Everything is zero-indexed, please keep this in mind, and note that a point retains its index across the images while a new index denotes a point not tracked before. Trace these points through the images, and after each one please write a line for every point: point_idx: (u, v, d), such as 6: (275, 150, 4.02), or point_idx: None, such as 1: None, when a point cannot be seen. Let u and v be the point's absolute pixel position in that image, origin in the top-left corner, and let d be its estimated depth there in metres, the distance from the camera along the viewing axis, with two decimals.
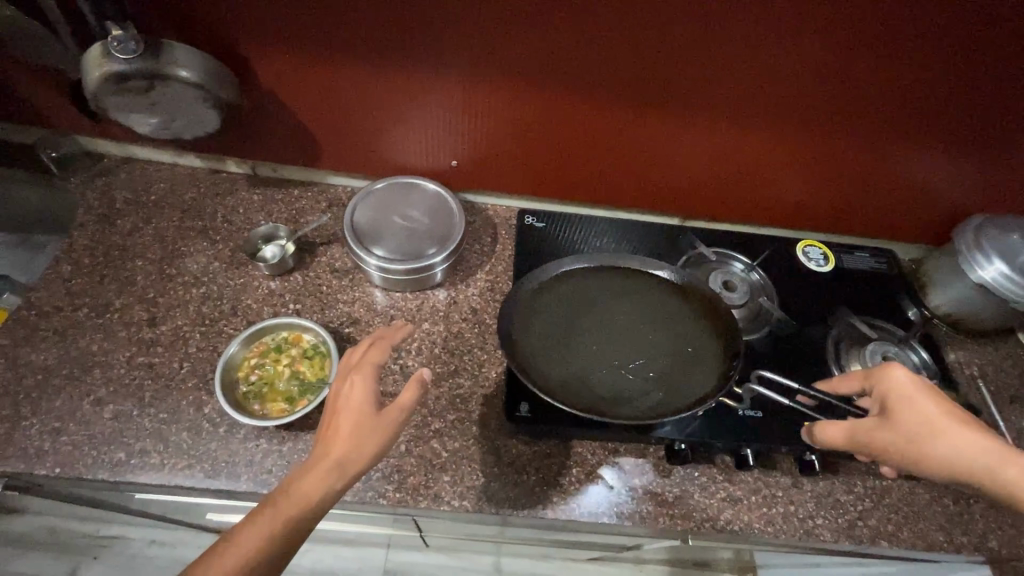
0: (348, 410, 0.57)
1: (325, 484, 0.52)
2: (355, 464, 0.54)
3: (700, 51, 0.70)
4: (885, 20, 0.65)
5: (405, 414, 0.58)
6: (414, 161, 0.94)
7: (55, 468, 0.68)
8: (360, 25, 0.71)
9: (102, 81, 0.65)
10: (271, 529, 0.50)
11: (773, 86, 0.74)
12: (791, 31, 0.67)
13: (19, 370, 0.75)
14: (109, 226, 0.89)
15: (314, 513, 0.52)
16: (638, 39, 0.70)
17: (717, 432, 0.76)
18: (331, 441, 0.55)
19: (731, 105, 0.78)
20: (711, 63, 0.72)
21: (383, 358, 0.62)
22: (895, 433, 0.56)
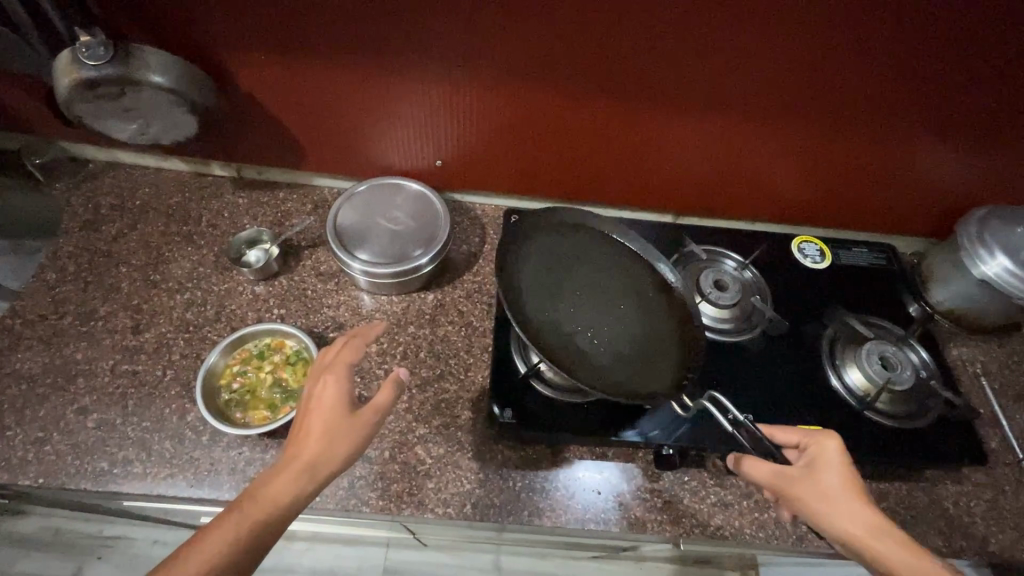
0: (319, 411, 0.56)
1: (292, 488, 0.52)
2: (327, 466, 0.54)
3: (686, 42, 0.68)
4: (871, 8, 0.62)
5: (380, 416, 0.58)
6: (399, 161, 0.92)
7: (40, 478, 0.68)
8: (335, 24, 0.69)
9: (72, 88, 0.64)
10: (235, 535, 0.48)
11: (758, 78, 0.72)
12: (775, 22, 0.65)
13: (5, 379, 0.75)
14: (94, 232, 0.89)
15: (284, 516, 0.51)
16: (616, 33, 0.67)
17: (710, 436, 0.73)
18: (301, 444, 0.54)
19: (721, 97, 0.75)
20: (698, 54, 0.69)
21: (356, 357, 0.60)
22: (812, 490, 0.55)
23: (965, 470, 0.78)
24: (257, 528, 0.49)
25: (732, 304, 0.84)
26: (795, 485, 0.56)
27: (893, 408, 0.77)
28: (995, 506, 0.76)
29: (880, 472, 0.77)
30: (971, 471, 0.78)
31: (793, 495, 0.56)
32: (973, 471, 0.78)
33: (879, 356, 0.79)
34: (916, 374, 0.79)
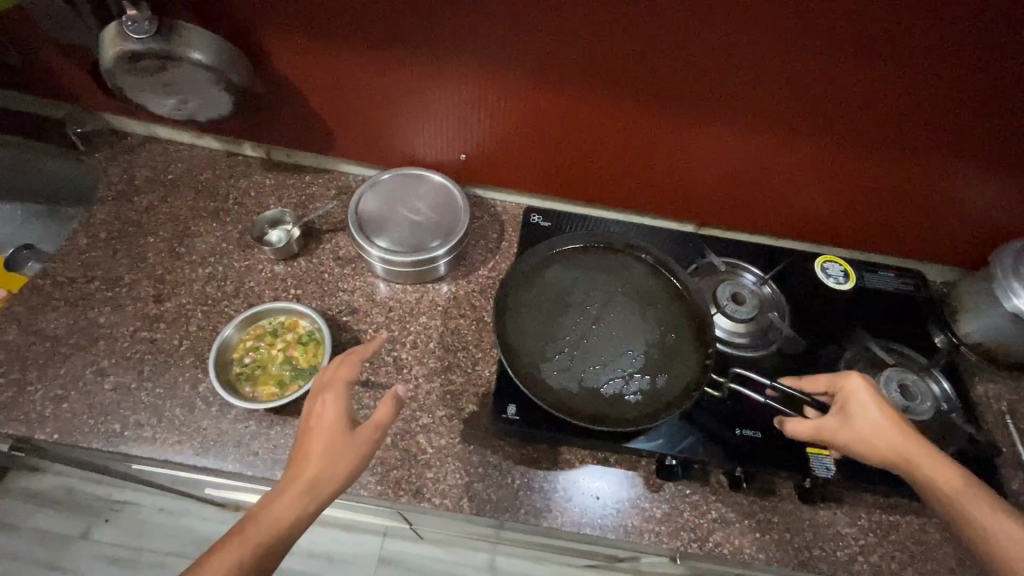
0: (319, 431, 0.57)
1: (295, 510, 0.52)
2: (326, 487, 0.54)
3: (725, 49, 0.67)
4: (907, 34, 0.62)
5: (381, 431, 0.59)
6: (425, 153, 0.93)
7: (55, 434, 0.70)
8: (371, 16, 0.71)
9: (115, 59, 0.66)
10: (237, 559, 0.49)
11: (787, 93, 0.71)
12: (806, 40, 0.64)
13: (31, 336, 0.77)
14: (127, 203, 0.92)
15: (287, 537, 0.52)
16: (645, 41, 0.68)
17: (715, 450, 0.72)
18: (302, 465, 0.55)
19: (751, 108, 0.74)
20: (733, 65, 0.68)
21: (353, 375, 0.61)
22: (850, 434, 0.60)
23: None
24: (258, 552, 0.50)
25: (748, 319, 0.81)
26: (839, 432, 0.60)
27: None
28: None
29: (892, 503, 0.74)
30: None
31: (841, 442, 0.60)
32: None
33: (898, 384, 0.77)
34: (935, 406, 0.77)
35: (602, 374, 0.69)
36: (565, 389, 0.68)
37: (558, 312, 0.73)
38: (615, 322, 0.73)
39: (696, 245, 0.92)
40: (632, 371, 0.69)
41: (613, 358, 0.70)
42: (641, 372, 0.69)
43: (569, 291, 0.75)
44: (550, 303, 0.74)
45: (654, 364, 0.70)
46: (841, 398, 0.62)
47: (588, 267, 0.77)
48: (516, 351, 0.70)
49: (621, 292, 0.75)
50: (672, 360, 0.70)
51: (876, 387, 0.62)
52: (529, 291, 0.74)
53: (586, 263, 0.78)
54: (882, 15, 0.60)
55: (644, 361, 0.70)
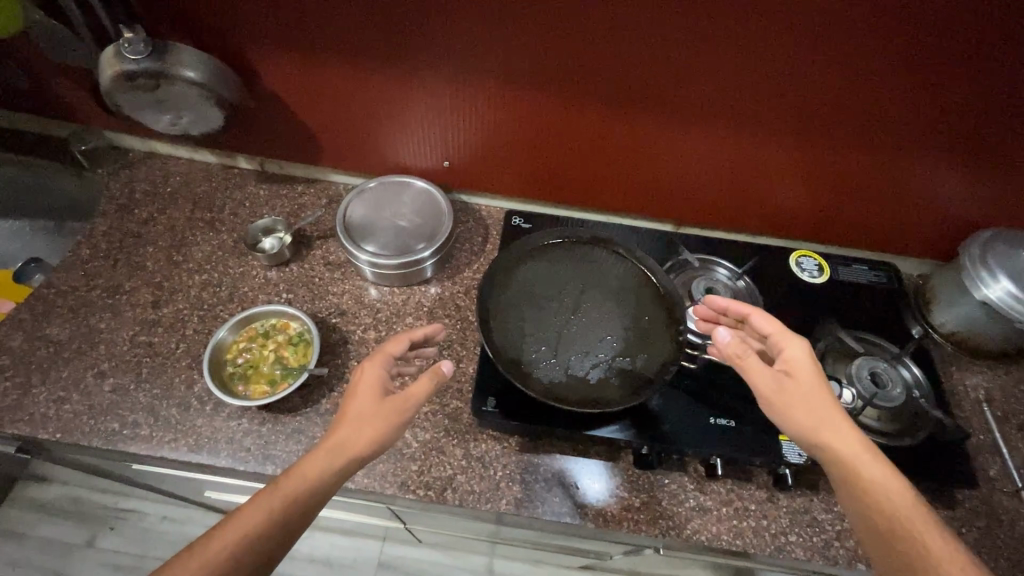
0: (358, 395, 0.61)
1: (326, 465, 0.55)
2: (357, 449, 0.57)
3: (697, 51, 0.70)
4: (849, 34, 0.65)
5: (412, 401, 0.61)
6: (413, 162, 0.97)
7: (57, 434, 0.73)
8: (350, 33, 0.75)
9: (114, 79, 0.71)
10: (271, 505, 0.52)
11: (745, 93, 0.74)
12: (755, 43, 0.68)
13: (36, 342, 0.81)
14: (128, 215, 0.96)
15: (318, 491, 0.55)
16: (605, 48, 0.71)
17: (689, 439, 0.74)
18: (339, 424, 0.59)
19: (712, 109, 0.77)
20: (690, 67, 0.72)
21: (397, 351, 0.66)
22: (790, 397, 0.59)
23: (957, 494, 0.76)
24: (292, 502, 0.53)
25: None
26: (781, 395, 0.60)
27: (882, 425, 0.76)
28: (989, 535, 0.73)
29: None
30: (964, 496, 0.76)
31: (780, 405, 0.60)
32: (968, 497, 0.76)
33: (869, 371, 0.79)
34: (907, 393, 0.78)
35: (578, 364, 0.71)
36: (544, 378, 0.70)
37: (535, 306, 0.75)
38: (591, 311, 0.75)
39: (673, 243, 0.95)
40: (608, 357, 0.71)
41: (590, 348, 0.72)
42: (615, 357, 0.72)
43: (545, 286, 0.77)
44: (526, 298, 0.76)
45: (629, 351, 0.72)
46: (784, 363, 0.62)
47: (565, 262, 0.80)
48: (497, 345, 0.72)
49: (595, 285, 0.78)
50: (646, 345, 0.73)
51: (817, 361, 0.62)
52: (507, 288, 0.77)
53: (563, 258, 0.80)
54: (844, 15, 0.63)
55: (620, 348, 0.72)
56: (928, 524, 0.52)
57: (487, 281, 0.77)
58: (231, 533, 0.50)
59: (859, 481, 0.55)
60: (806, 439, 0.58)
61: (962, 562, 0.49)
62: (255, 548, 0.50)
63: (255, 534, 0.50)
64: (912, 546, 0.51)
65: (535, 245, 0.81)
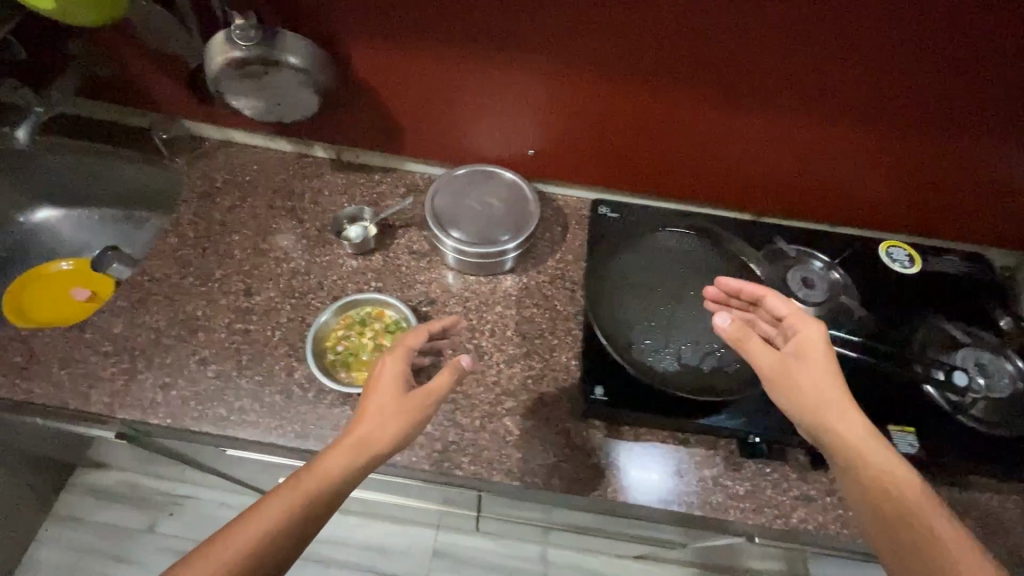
0: (378, 391, 0.61)
1: (348, 463, 0.56)
2: (378, 446, 0.58)
3: (806, 34, 0.69)
4: (969, 15, 0.64)
5: (435, 397, 0.63)
6: (497, 152, 0.96)
7: (168, 418, 0.74)
8: (449, 17, 0.75)
9: (223, 66, 0.71)
10: (293, 503, 0.53)
11: (848, 77, 0.73)
12: (868, 24, 0.67)
13: (136, 328, 0.82)
14: (211, 203, 0.96)
15: (336, 490, 0.55)
16: (710, 31, 0.70)
17: (796, 428, 0.74)
18: (360, 422, 0.59)
19: (812, 94, 0.76)
20: (795, 51, 0.71)
21: (418, 344, 0.67)
22: (806, 379, 0.60)
23: None
24: (313, 500, 0.54)
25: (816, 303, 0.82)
26: (796, 374, 0.60)
27: (988, 416, 0.76)
28: None
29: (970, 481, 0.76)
30: None
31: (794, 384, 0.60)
32: None
33: (974, 363, 0.79)
34: (1014, 385, 0.78)
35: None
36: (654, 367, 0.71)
37: None
38: None
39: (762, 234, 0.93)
40: None
41: None
42: None
43: None
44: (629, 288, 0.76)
45: None
46: (800, 342, 0.63)
47: None
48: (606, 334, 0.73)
49: None
50: None
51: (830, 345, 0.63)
52: None
53: None
54: None
55: None
56: (935, 512, 0.53)
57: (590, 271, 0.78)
58: (248, 532, 0.50)
59: (865, 462, 0.56)
60: (814, 420, 0.58)
61: (968, 549, 0.51)
62: (273, 550, 0.51)
63: (272, 535, 0.51)
64: (916, 532, 0.53)
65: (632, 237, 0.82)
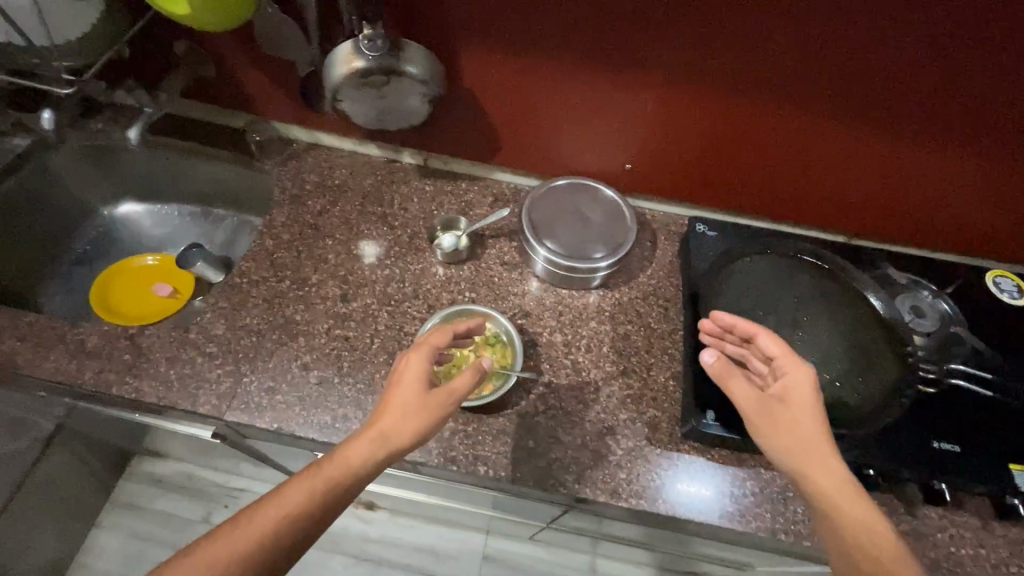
0: (401, 385, 0.60)
1: (366, 455, 0.55)
2: (400, 439, 0.57)
3: (936, 59, 0.67)
4: None
5: (454, 396, 0.61)
6: (593, 165, 0.95)
7: (274, 423, 0.75)
8: (567, 31, 0.74)
9: (348, 76, 0.71)
10: (311, 487, 0.52)
11: (978, 103, 0.71)
12: (1010, 51, 0.64)
13: (238, 331, 0.82)
14: (302, 206, 0.97)
15: (353, 482, 0.54)
16: (837, 53, 0.69)
17: (911, 462, 0.71)
18: (381, 415, 0.58)
19: (936, 119, 0.74)
20: (926, 74, 0.69)
21: (442, 340, 0.66)
22: (789, 424, 0.57)
23: None
24: (333, 486, 0.53)
25: (927, 333, 0.78)
26: (776, 420, 0.57)
27: None
28: None
29: None
30: None
31: (768, 429, 0.57)
32: None
33: None
34: None
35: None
36: None
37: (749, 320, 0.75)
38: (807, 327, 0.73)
39: (867, 259, 0.91)
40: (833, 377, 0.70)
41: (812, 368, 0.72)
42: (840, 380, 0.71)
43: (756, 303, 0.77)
44: (739, 312, 0.77)
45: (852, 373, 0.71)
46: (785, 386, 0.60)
47: (773, 276, 0.78)
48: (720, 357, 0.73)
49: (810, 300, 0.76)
50: (874, 367, 0.70)
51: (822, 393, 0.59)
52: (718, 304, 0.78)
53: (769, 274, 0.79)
54: None
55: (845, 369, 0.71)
56: None
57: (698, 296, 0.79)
58: (264, 520, 0.49)
59: (840, 516, 0.52)
60: (796, 469, 0.55)
61: None
62: (278, 541, 0.49)
63: (285, 524, 0.50)
64: None
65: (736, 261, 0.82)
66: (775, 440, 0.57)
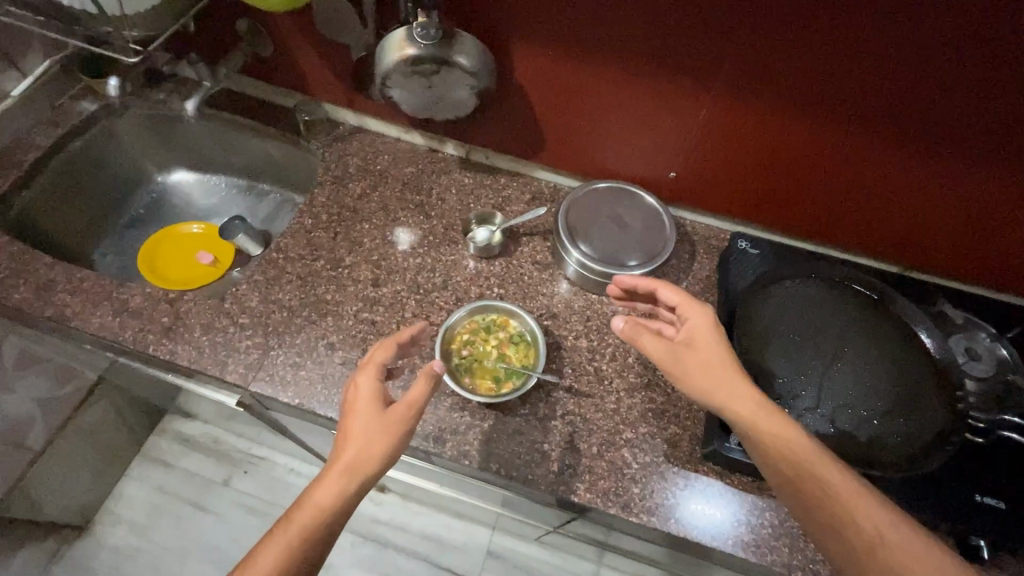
0: (355, 414, 0.61)
1: (336, 492, 0.56)
2: (366, 468, 0.58)
3: (1010, 89, 0.62)
4: None
5: (412, 408, 0.61)
6: (635, 170, 0.93)
7: (296, 398, 0.77)
8: (616, 35, 0.73)
9: (399, 63, 0.71)
10: (289, 543, 0.53)
11: None
12: None
13: (271, 305, 0.84)
14: (342, 188, 0.98)
15: (330, 521, 0.55)
16: (902, 76, 0.65)
17: (950, 511, 0.67)
18: (342, 448, 0.58)
19: (1007, 153, 0.68)
20: (999, 107, 0.64)
21: (385, 359, 0.66)
22: (694, 362, 0.61)
23: None
24: (311, 534, 0.54)
25: (979, 377, 0.71)
26: (682, 363, 0.62)
27: None
28: None
29: None
30: None
31: (680, 372, 0.62)
32: None
33: None
34: None
35: (845, 418, 0.66)
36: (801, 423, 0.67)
37: (788, 346, 0.71)
38: (848, 359, 0.69)
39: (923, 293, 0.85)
40: (873, 416, 0.66)
41: (854, 403, 0.67)
42: (884, 418, 0.66)
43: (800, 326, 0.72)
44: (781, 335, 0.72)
45: (897, 413, 0.66)
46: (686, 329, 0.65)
47: (817, 303, 0.75)
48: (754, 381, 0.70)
49: (854, 330, 0.72)
50: (917, 409, 0.66)
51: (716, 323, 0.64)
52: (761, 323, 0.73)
53: (814, 299, 0.75)
54: None
55: (889, 407, 0.66)
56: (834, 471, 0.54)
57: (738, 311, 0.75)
58: None
59: (756, 434, 0.57)
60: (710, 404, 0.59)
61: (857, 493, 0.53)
62: None
63: None
64: (822, 494, 0.53)
65: (779, 281, 0.77)
66: (690, 382, 0.61)
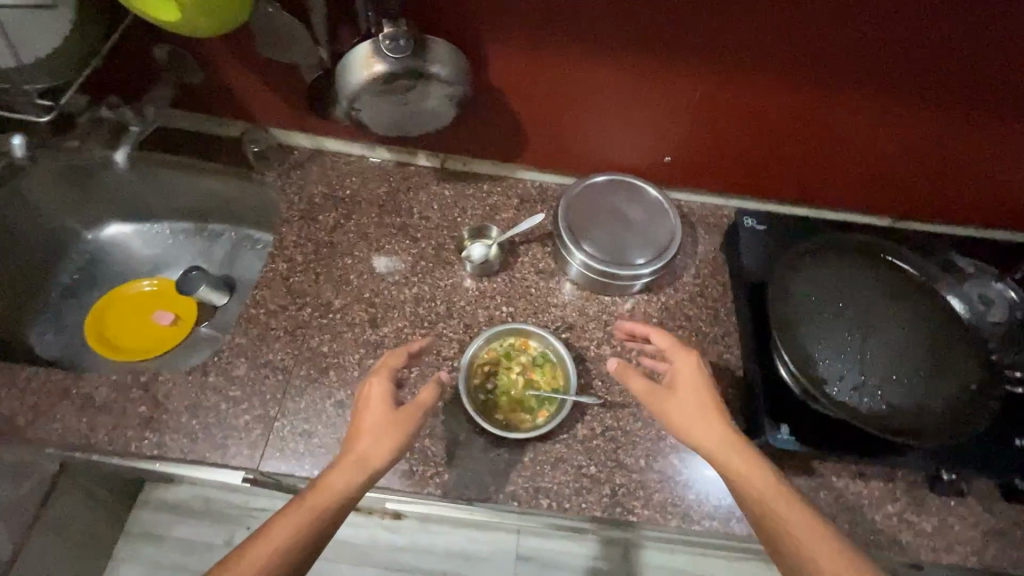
0: (367, 411, 0.60)
1: (346, 479, 0.55)
2: (377, 460, 0.57)
3: (999, 31, 0.62)
4: None
5: (421, 410, 0.61)
6: (627, 159, 0.88)
7: (315, 470, 0.69)
8: (599, 20, 0.67)
9: (370, 82, 0.63)
10: (297, 524, 0.51)
11: None
12: None
13: (262, 369, 0.75)
14: (313, 222, 0.88)
15: (337, 508, 0.53)
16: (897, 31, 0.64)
17: (993, 461, 0.69)
18: (355, 440, 0.58)
19: (997, 95, 0.69)
20: (992, 50, 0.64)
21: (398, 363, 0.67)
22: (676, 404, 0.61)
23: None
24: (320, 515, 0.52)
25: (999, 321, 0.75)
26: (663, 404, 0.62)
27: None
28: None
29: None
30: None
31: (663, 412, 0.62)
32: None
33: None
34: None
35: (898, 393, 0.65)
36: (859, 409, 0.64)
37: (832, 325, 0.68)
38: (886, 330, 0.68)
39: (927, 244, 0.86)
40: (921, 385, 0.65)
41: (904, 377, 0.65)
42: (930, 384, 0.66)
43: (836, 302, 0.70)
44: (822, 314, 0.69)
45: (941, 378, 0.66)
46: (672, 375, 0.64)
47: (844, 276, 0.73)
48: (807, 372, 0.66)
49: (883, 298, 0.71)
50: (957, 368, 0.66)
51: (707, 371, 0.63)
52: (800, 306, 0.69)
53: (841, 273, 0.73)
54: None
55: (934, 373, 0.66)
56: (809, 524, 0.52)
57: (772, 295, 0.71)
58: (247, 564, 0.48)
59: (728, 480, 0.56)
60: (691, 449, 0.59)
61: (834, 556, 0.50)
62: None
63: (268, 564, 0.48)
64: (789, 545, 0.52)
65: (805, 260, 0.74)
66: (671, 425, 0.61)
